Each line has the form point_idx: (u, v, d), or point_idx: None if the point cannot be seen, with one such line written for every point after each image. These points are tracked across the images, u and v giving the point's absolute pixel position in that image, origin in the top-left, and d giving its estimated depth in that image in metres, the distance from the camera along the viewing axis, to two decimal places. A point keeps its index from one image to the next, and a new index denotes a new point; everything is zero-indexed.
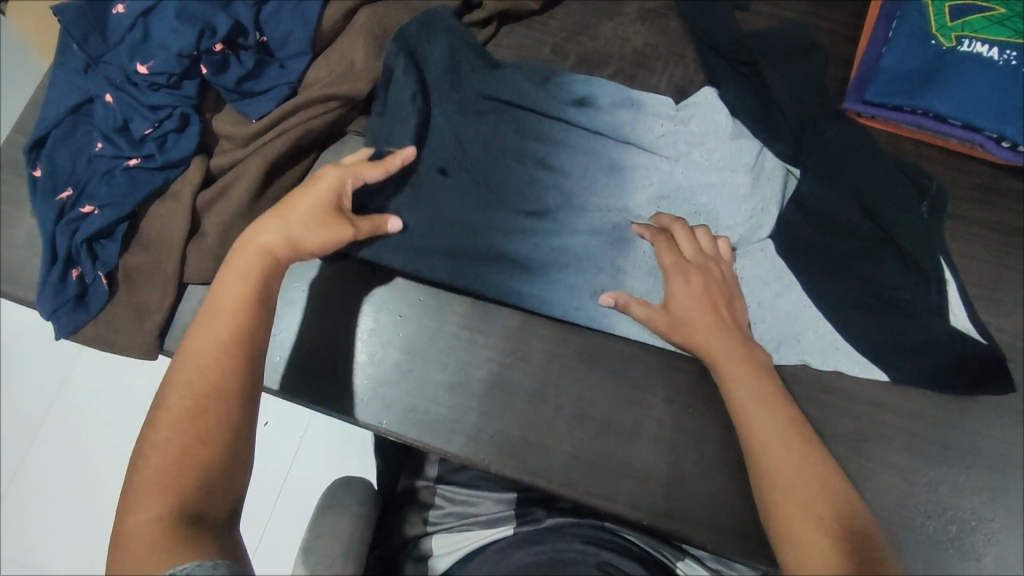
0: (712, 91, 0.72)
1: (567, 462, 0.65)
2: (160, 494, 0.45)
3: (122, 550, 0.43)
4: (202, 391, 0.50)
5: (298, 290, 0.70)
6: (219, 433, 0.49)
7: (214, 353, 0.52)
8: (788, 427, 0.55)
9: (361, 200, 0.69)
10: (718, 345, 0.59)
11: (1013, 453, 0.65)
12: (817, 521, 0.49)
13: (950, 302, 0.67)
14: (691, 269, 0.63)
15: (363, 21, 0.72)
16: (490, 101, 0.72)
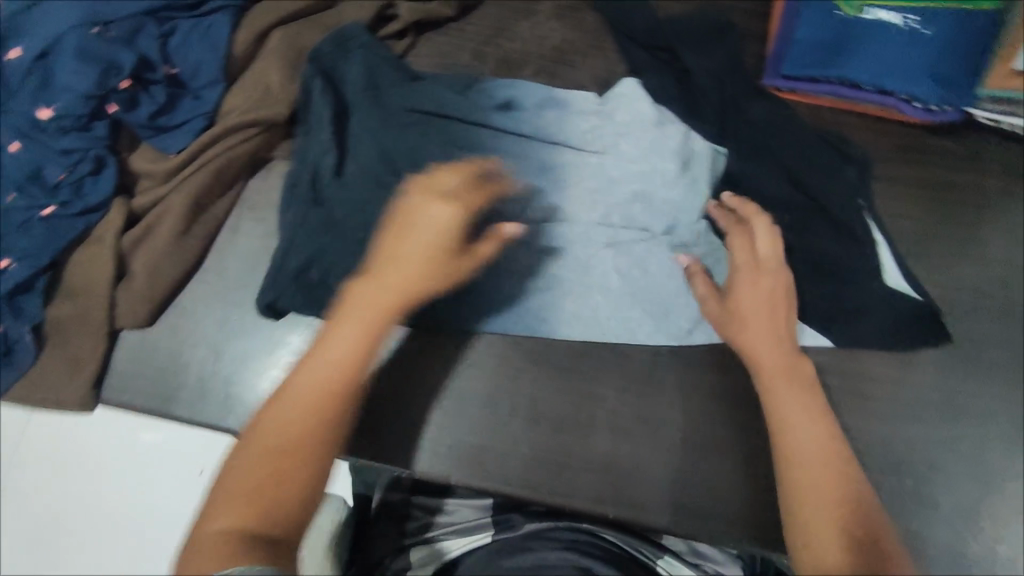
0: (634, 81, 0.72)
1: (527, 464, 0.65)
2: (241, 508, 0.45)
3: (190, 554, 0.43)
4: (303, 424, 0.49)
5: (233, 319, 0.67)
6: (308, 468, 0.48)
7: (316, 386, 0.51)
8: (828, 440, 0.53)
9: (289, 225, 0.67)
10: (775, 351, 0.59)
11: (960, 401, 0.66)
12: (834, 517, 0.48)
13: (882, 261, 0.69)
14: (761, 273, 0.62)
15: (274, 44, 0.70)
16: (414, 113, 0.70)
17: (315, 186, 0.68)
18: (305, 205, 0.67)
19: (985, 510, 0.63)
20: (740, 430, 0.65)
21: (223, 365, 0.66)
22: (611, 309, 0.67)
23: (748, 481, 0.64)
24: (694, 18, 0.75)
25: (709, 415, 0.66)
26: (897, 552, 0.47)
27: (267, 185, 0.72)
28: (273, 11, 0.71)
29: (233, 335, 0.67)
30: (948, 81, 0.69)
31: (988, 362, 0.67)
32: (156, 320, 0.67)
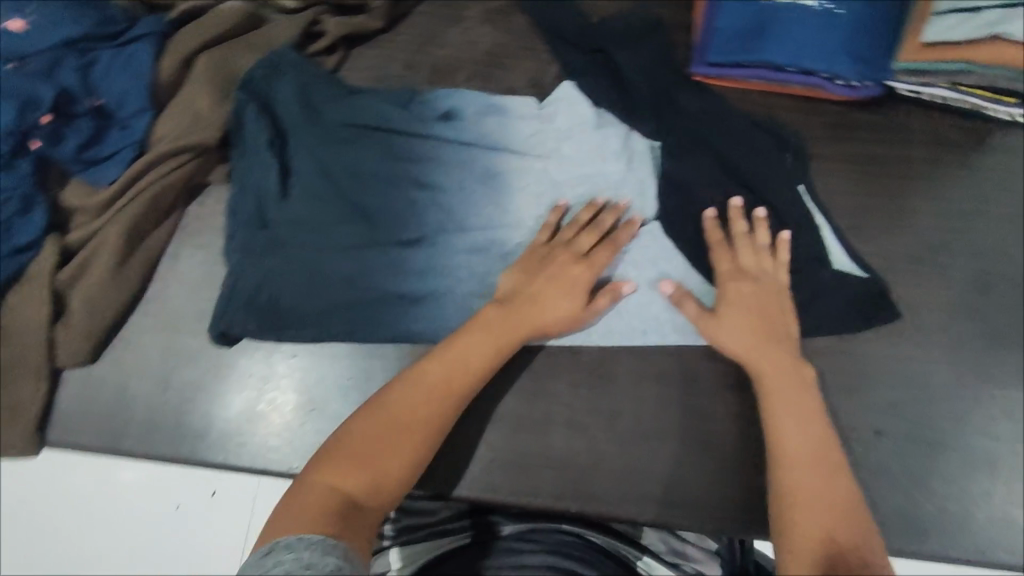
0: (571, 84, 0.73)
1: (486, 467, 0.65)
2: (352, 469, 0.51)
3: (297, 492, 0.49)
4: (423, 406, 0.56)
5: (182, 348, 0.67)
6: (411, 450, 0.54)
7: (443, 377, 0.58)
8: (819, 446, 0.56)
9: (233, 249, 0.67)
10: (761, 355, 0.61)
11: (903, 366, 0.68)
12: (823, 522, 0.52)
13: (827, 245, 0.70)
14: (743, 278, 0.65)
15: (200, 69, 0.70)
16: (354, 128, 0.71)
17: (258, 209, 0.68)
18: (248, 230, 0.67)
19: (930, 470, 0.66)
20: (693, 415, 0.66)
21: (171, 398, 0.65)
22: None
23: (700, 464, 0.65)
24: (626, 18, 0.76)
25: (662, 402, 0.67)
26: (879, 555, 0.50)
27: (206, 211, 0.71)
28: (198, 35, 0.70)
29: (180, 365, 0.66)
30: (866, 59, 0.71)
31: (925, 327, 0.69)
32: (100, 357, 0.66)
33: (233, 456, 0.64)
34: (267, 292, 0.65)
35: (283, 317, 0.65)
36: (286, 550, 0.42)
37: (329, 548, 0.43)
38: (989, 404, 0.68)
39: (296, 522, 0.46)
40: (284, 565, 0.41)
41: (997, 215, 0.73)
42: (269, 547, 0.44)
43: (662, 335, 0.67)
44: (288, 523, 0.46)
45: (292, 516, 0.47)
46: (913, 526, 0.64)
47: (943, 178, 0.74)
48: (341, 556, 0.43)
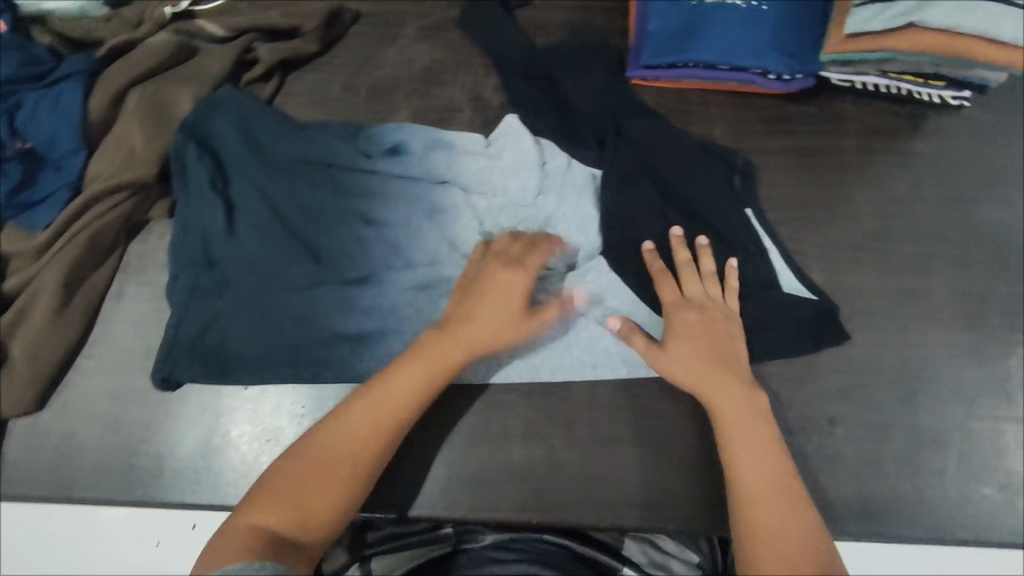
0: (516, 117, 0.74)
1: (445, 485, 0.65)
2: (279, 510, 0.52)
3: (226, 534, 0.51)
4: (357, 441, 0.56)
5: (130, 388, 0.66)
6: (344, 487, 0.54)
7: (376, 409, 0.57)
8: (777, 480, 0.56)
9: (178, 287, 0.66)
10: (716, 387, 0.60)
11: (849, 352, 0.70)
12: (787, 564, 0.51)
13: (775, 266, 0.70)
14: (690, 308, 0.65)
15: (133, 105, 0.69)
16: (300, 165, 0.71)
17: (205, 248, 0.68)
18: (196, 270, 0.67)
19: (882, 453, 0.67)
20: (648, 416, 0.67)
21: (122, 440, 0.64)
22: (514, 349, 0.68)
23: (659, 465, 0.66)
24: (574, 41, 0.77)
25: (617, 406, 0.67)
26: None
27: (148, 248, 0.70)
28: (128, 70, 0.70)
29: (130, 406, 0.65)
30: (794, 53, 0.72)
31: (867, 312, 0.71)
32: (45, 403, 0.65)
33: (187, 495, 0.63)
34: (217, 332, 0.66)
35: (234, 356, 0.65)
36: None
37: None
38: (933, 383, 0.69)
39: (215, 565, 0.48)
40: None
41: (929, 199, 0.75)
42: None
43: (613, 370, 0.67)
44: (208, 568, 0.48)
45: (215, 557, 0.49)
46: (868, 510, 0.66)
47: (875, 165, 0.76)
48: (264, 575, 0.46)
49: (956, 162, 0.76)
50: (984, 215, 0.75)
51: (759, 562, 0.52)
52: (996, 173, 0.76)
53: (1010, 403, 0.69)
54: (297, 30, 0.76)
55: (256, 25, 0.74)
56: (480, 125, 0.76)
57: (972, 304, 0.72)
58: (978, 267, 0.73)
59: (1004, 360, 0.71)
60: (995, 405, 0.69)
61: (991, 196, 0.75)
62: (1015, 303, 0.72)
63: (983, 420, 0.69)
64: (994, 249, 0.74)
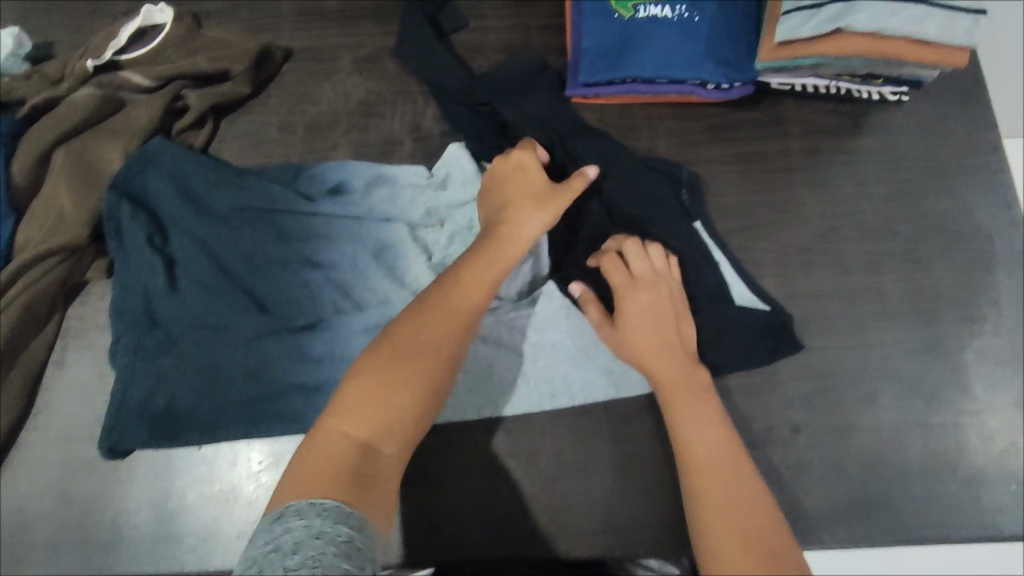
0: (458, 146, 0.72)
1: (411, 528, 0.64)
2: (366, 416, 0.50)
3: (314, 446, 0.48)
4: (433, 347, 0.54)
5: (79, 458, 0.64)
6: (426, 394, 0.52)
7: (447, 316, 0.55)
8: (726, 452, 0.57)
9: (122, 352, 0.65)
10: (664, 367, 0.62)
11: (808, 358, 0.69)
12: (736, 532, 0.52)
13: (726, 280, 0.70)
14: (637, 288, 0.65)
15: (59, 164, 0.67)
16: (240, 212, 0.69)
17: (147, 307, 0.66)
18: (139, 331, 0.65)
19: (848, 458, 0.67)
20: (610, 441, 0.67)
21: (75, 511, 0.63)
22: (469, 384, 0.67)
23: (624, 490, 0.65)
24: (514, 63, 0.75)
25: (578, 432, 0.67)
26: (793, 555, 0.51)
27: (88, 310, 0.68)
28: (51, 130, 0.67)
29: (81, 474, 0.64)
30: (729, 62, 0.72)
31: (822, 315, 0.71)
32: None
33: (147, 563, 0.62)
34: (164, 394, 0.64)
35: (183, 417, 0.64)
36: (295, 517, 0.42)
37: (341, 518, 0.43)
38: (894, 382, 0.69)
39: (305, 484, 0.45)
40: (295, 533, 0.41)
41: (877, 195, 0.75)
42: (280, 513, 0.44)
43: (571, 398, 0.67)
44: (296, 485, 0.45)
45: (301, 480, 0.46)
46: (836, 516, 0.66)
47: (821, 166, 0.76)
48: (353, 526, 0.43)
49: (902, 156, 0.76)
50: (935, 207, 0.74)
51: (709, 529, 0.53)
52: (943, 164, 0.76)
53: (974, 396, 0.69)
54: (226, 73, 0.73)
55: (183, 71, 0.72)
56: (422, 155, 0.75)
57: (929, 299, 0.71)
58: (933, 260, 0.73)
59: (965, 353, 0.70)
60: (958, 399, 0.69)
61: (939, 187, 0.75)
62: (974, 294, 0.72)
63: (947, 415, 0.68)
64: (948, 241, 0.73)
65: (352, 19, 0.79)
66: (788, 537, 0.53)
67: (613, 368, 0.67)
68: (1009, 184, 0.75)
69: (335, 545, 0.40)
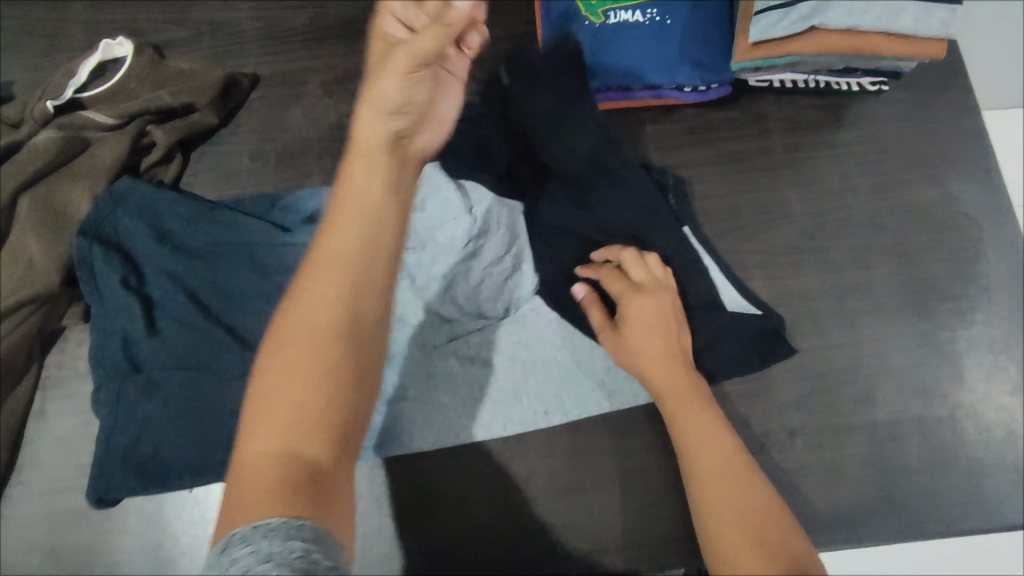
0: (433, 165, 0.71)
1: (411, 559, 0.63)
2: (274, 417, 0.41)
3: (235, 475, 0.41)
4: (324, 314, 0.44)
5: (68, 511, 0.63)
6: (337, 365, 0.43)
7: (332, 274, 0.45)
8: (730, 461, 0.56)
9: (103, 400, 0.63)
10: (665, 378, 0.61)
11: (801, 359, 0.69)
12: (748, 541, 0.50)
13: (717, 285, 0.68)
14: (642, 294, 0.63)
15: (25, 211, 0.65)
16: (215, 247, 0.68)
17: (127, 352, 0.64)
18: (119, 377, 0.64)
19: (847, 456, 0.66)
20: (607, 457, 0.66)
21: (67, 564, 0.62)
22: (461, 408, 0.66)
23: (624, 506, 0.64)
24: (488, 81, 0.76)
25: (574, 450, 0.66)
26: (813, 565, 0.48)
27: (66, 357, 0.67)
28: (13, 176, 0.65)
29: (71, 527, 0.62)
30: (704, 63, 0.71)
31: (813, 315, 0.70)
32: None
33: None
34: (151, 439, 0.62)
35: (169, 462, 0.62)
36: (240, 545, 0.36)
37: (293, 532, 0.36)
38: (890, 378, 0.68)
39: (237, 516, 0.38)
40: (242, 563, 0.35)
41: (861, 188, 0.74)
42: (224, 546, 0.37)
43: (564, 414, 0.66)
44: (230, 522, 0.39)
45: (237, 511, 0.39)
46: (841, 518, 0.65)
47: (803, 162, 0.75)
48: (309, 538, 0.36)
49: (884, 146, 0.75)
50: (920, 197, 0.73)
51: (719, 542, 0.52)
52: (926, 153, 0.75)
53: (969, 385, 0.68)
54: (191, 105, 0.72)
55: (147, 106, 0.70)
56: None
57: (920, 291, 0.71)
58: (922, 252, 0.72)
59: (959, 343, 0.69)
60: (953, 391, 0.68)
61: (923, 176, 0.74)
62: (964, 283, 0.71)
63: (944, 408, 0.68)
64: (935, 231, 0.72)
65: (319, 40, 0.77)
66: (803, 540, 0.50)
67: (606, 381, 0.67)
68: (993, 170, 0.74)
69: (290, 565, 0.34)
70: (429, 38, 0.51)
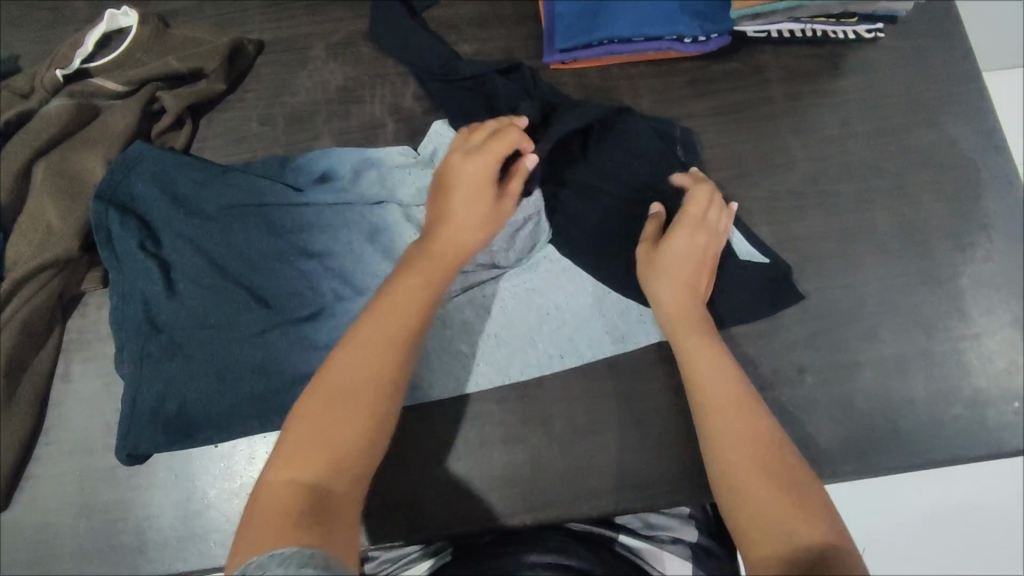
0: (442, 124, 0.72)
1: (433, 505, 0.64)
2: (308, 454, 0.48)
3: (262, 499, 0.46)
4: (362, 373, 0.52)
5: (98, 468, 0.64)
6: (371, 421, 0.51)
7: (376, 347, 0.53)
8: (739, 395, 0.57)
9: (127, 360, 0.64)
10: (686, 312, 0.63)
11: (808, 300, 0.70)
12: (759, 474, 0.52)
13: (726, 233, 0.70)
14: (698, 228, 0.65)
15: (40, 177, 0.66)
16: (231, 209, 0.69)
17: (147, 313, 0.65)
18: (142, 337, 0.65)
19: (856, 391, 0.68)
20: (622, 399, 0.67)
21: (99, 521, 0.63)
22: (479, 355, 0.68)
23: (640, 446, 0.66)
24: (492, 44, 0.78)
25: (591, 393, 0.67)
26: (815, 506, 0.50)
27: (88, 322, 0.68)
28: (27, 144, 0.66)
29: (101, 485, 0.64)
30: (702, 14, 0.73)
31: (818, 256, 0.72)
32: (11, 498, 0.63)
33: (176, 563, 0.62)
34: (175, 396, 0.64)
35: (195, 417, 0.64)
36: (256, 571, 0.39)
37: (304, 560, 0.40)
38: (894, 315, 0.70)
39: (258, 537, 0.43)
40: None
41: (861, 133, 0.75)
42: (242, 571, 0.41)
43: (579, 358, 0.67)
44: (248, 546, 0.43)
45: (257, 535, 0.43)
46: (849, 450, 0.67)
47: (804, 110, 0.76)
48: (318, 566, 0.39)
49: (882, 92, 0.77)
50: (920, 139, 0.75)
51: (729, 470, 0.54)
52: (924, 96, 0.76)
53: (972, 319, 0.70)
54: (200, 71, 0.72)
55: (155, 73, 0.71)
56: (407, 135, 0.74)
57: (921, 231, 0.72)
58: (922, 193, 0.73)
59: (961, 280, 0.71)
60: (956, 324, 0.70)
61: (922, 121, 0.75)
62: (964, 221, 0.73)
63: (947, 341, 0.69)
64: (934, 173, 0.74)
65: (322, 4, 0.78)
66: (804, 469, 0.53)
67: (618, 324, 0.68)
68: (988, 111, 0.76)
69: None
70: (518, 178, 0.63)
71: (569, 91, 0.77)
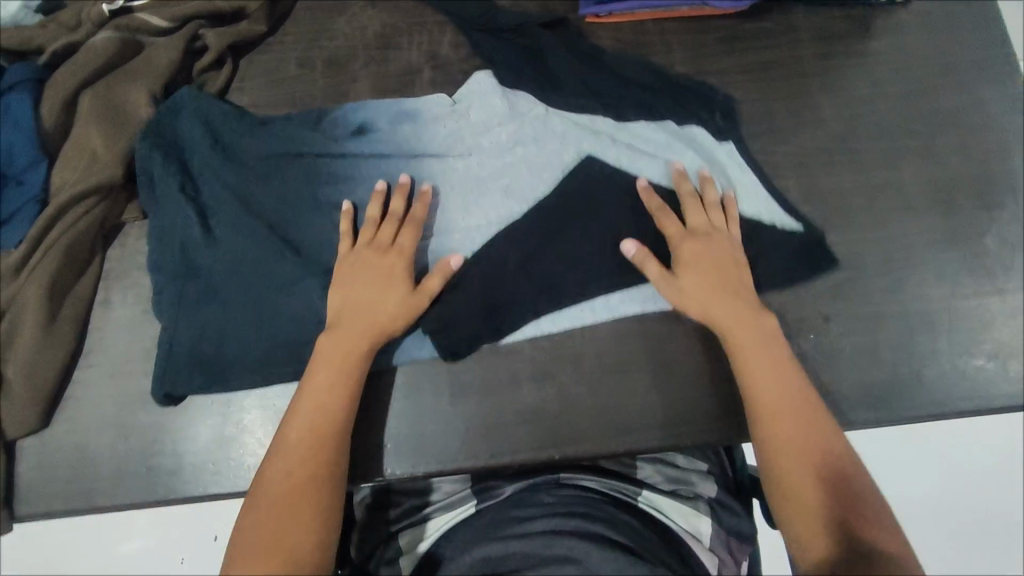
0: (480, 74, 0.73)
1: (462, 439, 0.66)
2: (255, 556, 0.49)
3: None
4: (305, 453, 0.54)
5: (136, 391, 0.66)
6: (319, 506, 0.52)
7: (309, 439, 0.55)
8: (793, 386, 0.57)
9: (166, 288, 0.66)
10: (738, 314, 0.61)
11: (835, 253, 0.71)
12: (810, 467, 0.53)
13: (758, 189, 0.71)
14: (696, 239, 0.64)
15: (86, 107, 0.68)
16: (270, 154, 0.70)
17: (186, 248, 0.67)
18: (181, 270, 0.66)
19: (878, 343, 0.69)
20: (649, 342, 0.68)
21: (137, 443, 0.64)
22: None
23: (666, 387, 0.67)
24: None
25: (618, 335, 0.68)
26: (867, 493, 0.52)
27: (127, 251, 0.70)
28: (74, 74, 0.68)
29: (138, 408, 0.65)
30: None
31: (844, 211, 0.73)
32: (51, 418, 0.65)
33: (209, 485, 0.63)
34: (214, 325, 0.65)
35: (233, 347, 0.65)
36: None
37: None
38: (918, 272, 0.71)
39: None
40: None
41: (892, 94, 0.76)
42: None
43: (611, 309, 0.68)
44: None
45: None
46: (870, 399, 0.67)
47: (835, 70, 0.77)
48: None
49: (913, 54, 0.78)
50: (950, 103, 0.76)
51: (778, 464, 0.54)
52: (955, 61, 0.77)
53: (996, 278, 0.71)
54: (241, 11, 0.74)
55: (197, 11, 0.73)
56: (443, 82, 0.76)
57: (949, 191, 0.73)
58: (950, 155, 0.74)
59: (987, 240, 0.72)
60: (981, 283, 0.71)
61: (951, 85, 0.76)
62: (991, 182, 0.74)
63: (971, 298, 0.70)
64: (963, 136, 0.75)
65: None
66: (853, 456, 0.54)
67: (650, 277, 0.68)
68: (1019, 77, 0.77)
69: None
70: (437, 281, 0.64)
71: (603, 44, 0.78)
